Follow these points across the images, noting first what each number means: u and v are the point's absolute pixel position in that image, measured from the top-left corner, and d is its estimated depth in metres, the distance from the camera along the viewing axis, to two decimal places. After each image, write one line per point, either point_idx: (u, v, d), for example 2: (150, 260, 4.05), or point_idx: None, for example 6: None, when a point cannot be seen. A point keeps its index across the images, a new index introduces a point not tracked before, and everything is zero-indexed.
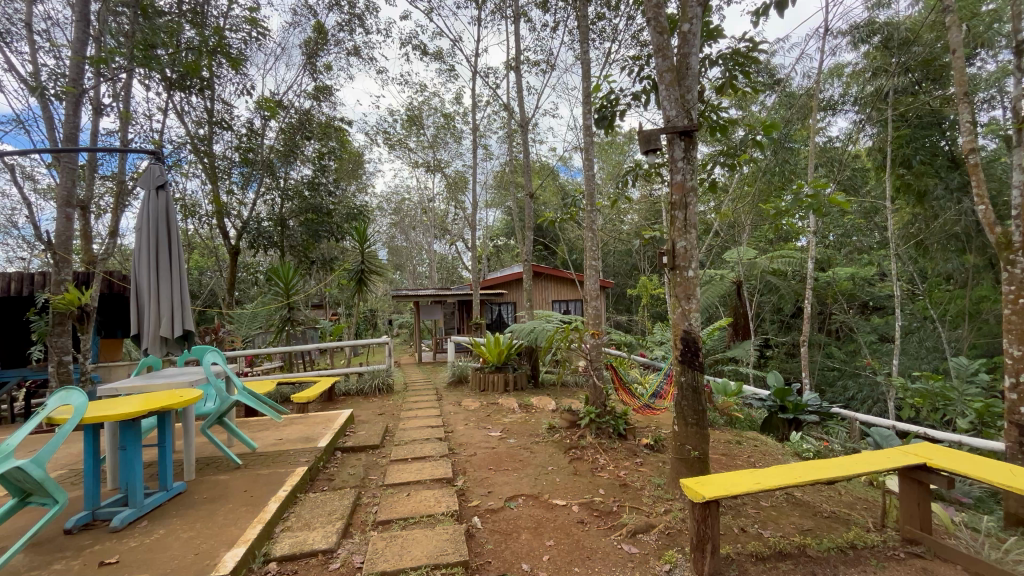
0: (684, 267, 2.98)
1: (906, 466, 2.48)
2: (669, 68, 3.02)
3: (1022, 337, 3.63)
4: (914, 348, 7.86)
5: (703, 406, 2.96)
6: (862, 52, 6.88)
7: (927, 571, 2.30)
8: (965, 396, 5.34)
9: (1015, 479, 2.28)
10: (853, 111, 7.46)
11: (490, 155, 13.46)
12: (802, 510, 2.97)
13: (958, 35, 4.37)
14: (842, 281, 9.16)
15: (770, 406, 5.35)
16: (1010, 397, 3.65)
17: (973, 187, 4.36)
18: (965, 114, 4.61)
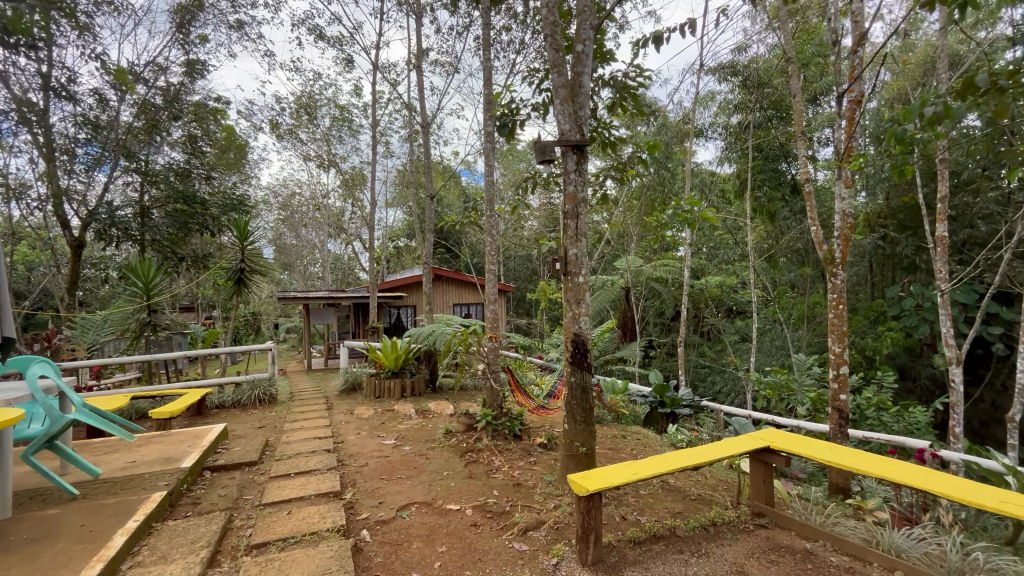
0: (574, 273, 3.13)
1: (754, 449, 2.86)
2: (564, 84, 3.17)
3: (842, 336, 4.38)
4: (767, 346, 9.08)
5: (590, 404, 3.13)
6: (728, 87, 7.85)
7: (770, 539, 2.67)
8: (802, 387, 6.31)
9: (833, 455, 2.74)
10: (720, 138, 8.48)
11: (391, 153, 13.06)
12: (674, 495, 3.28)
13: (797, 82, 5.18)
14: (712, 288, 10.31)
15: (652, 402, 5.85)
16: (834, 387, 4.38)
17: (808, 210, 5.18)
18: (802, 149, 5.46)
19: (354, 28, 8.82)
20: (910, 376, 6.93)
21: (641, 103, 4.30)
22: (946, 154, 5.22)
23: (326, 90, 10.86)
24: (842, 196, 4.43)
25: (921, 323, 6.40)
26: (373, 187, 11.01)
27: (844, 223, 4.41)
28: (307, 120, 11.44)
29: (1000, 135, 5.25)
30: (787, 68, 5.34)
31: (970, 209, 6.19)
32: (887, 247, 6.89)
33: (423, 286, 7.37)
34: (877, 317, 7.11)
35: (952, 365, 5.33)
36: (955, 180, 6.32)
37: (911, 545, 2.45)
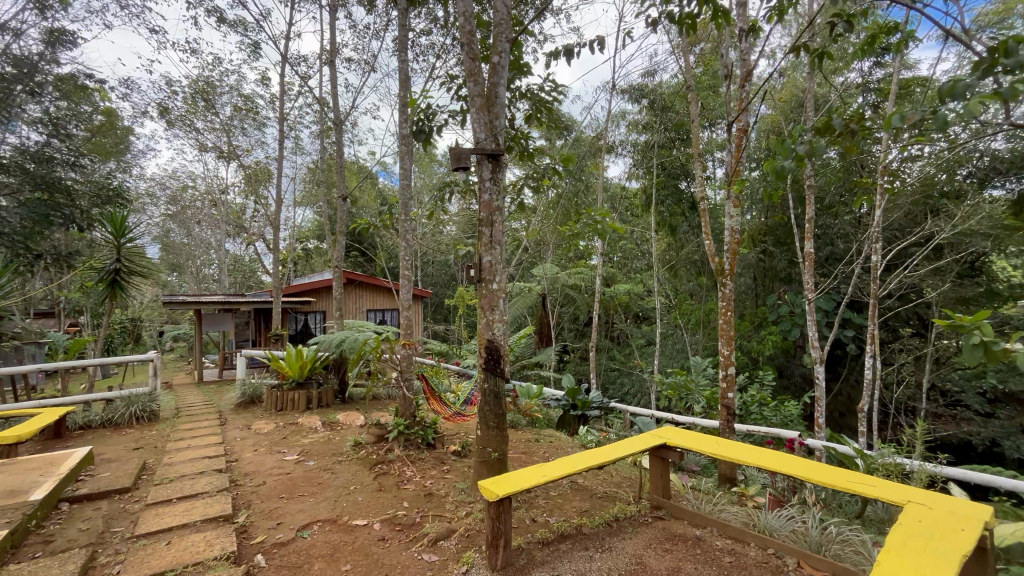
0: (489, 280, 3.17)
1: (653, 446, 3.07)
2: (480, 94, 3.23)
3: (729, 339, 4.86)
4: (669, 350, 9.80)
5: (503, 410, 3.18)
6: (637, 108, 8.42)
7: (667, 530, 2.87)
8: (698, 387, 6.88)
9: (721, 448, 3.02)
10: (629, 156, 9.07)
11: (301, 149, 12.31)
12: (582, 494, 3.42)
13: (695, 108, 5.69)
14: (621, 295, 10.93)
15: (564, 405, 6.06)
16: (723, 385, 4.84)
17: (703, 225, 5.70)
18: (698, 169, 6.00)
19: (261, 15, 8.20)
20: (786, 374, 7.86)
21: (556, 117, 4.46)
22: (812, 181, 6.03)
23: (227, 77, 9.97)
24: (731, 214, 4.93)
25: (793, 328, 7.29)
26: (279, 185, 10.28)
27: (733, 238, 4.91)
28: (203, 107, 10.43)
29: (852, 168, 6.18)
30: (687, 96, 5.84)
31: (830, 229, 7.18)
32: (767, 260, 7.78)
33: (334, 292, 7.00)
34: (760, 323, 7.98)
35: (817, 364, 6.12)
36: (818, 204, 7.30)
37: (781, 524, 2.76)
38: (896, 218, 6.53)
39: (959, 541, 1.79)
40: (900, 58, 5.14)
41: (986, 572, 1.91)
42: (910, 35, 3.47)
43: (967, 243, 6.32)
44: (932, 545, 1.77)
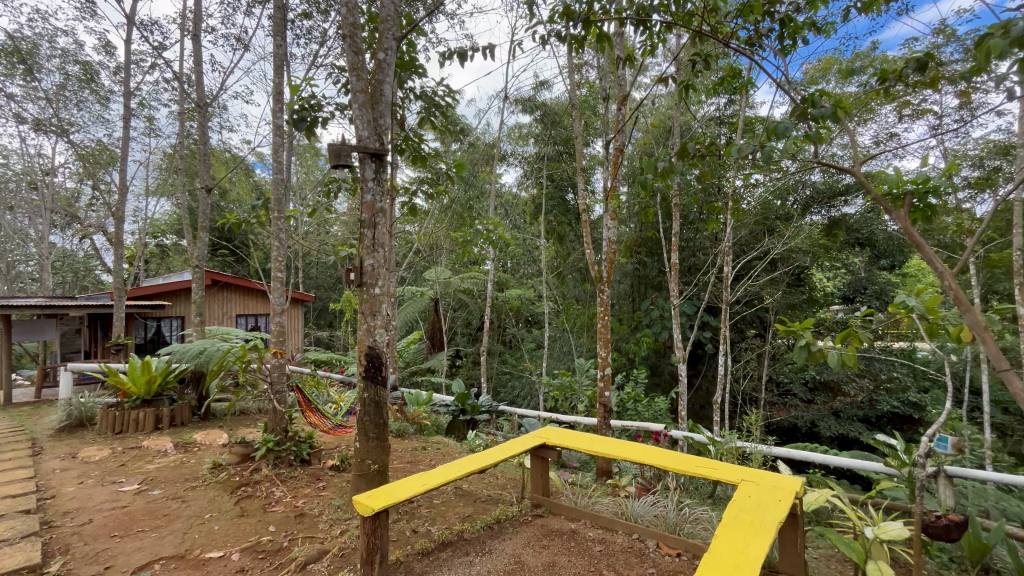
0: (370, 284, 3.05)
1: (533, 447, 3.17)
2: (363, 90, 3.09)
3: (606, 342, 5.23)
4: (556, 352, 10.26)
5: (384, 420, 3.06)
6: (528, 120, 8.75)
7: (545, 526, 2.99)
8: (581, 387, 7.30)
9: (594, 444, 3.22)
10: (520, 165, 9.36)
11: (155, 130, 10.73)
12: (465, 499, 3.42)
13: (579, 125, 6.04)
14: (513, 300, 11.20)
15: (454, 410, 6.03)
16: (601, 385, 5.19)
17: (585, 234, 6.07)
18: (581, 183, 6.36)
19: None
20: (657, 372, 8.67)
21: (447, 120, 4.43)
22: (678, 200, 6.75)
23: (55, 38, 8.34)
24: (608, 227, 5.32)
25: (663, 331, 8.07)
26: (124, 169, 8.82)
27: (610, 248, 5.31)
28: (20, 70, 8.61)
29: (709, 191, 7.03)
30: (572, 112, 6.17)
31: (693, 242, 8.11)
32: (641, 270, 8.55)
33: (193, 295, 6.19)
34: (635, 326, 8.72)
35: (680, 363, 6.85)
36: (682, 220, 8.21)
37: (646, 510, 3.01)
38: (742, 235, 7.56)
39: (778, 510, 2.11)
40: (744, 97, 5.99)
41: (797, 534, 2.27)
42: (751, 80, 4.05)
43: (794, 258, 7.54)
44: (758, 516, 2.07)
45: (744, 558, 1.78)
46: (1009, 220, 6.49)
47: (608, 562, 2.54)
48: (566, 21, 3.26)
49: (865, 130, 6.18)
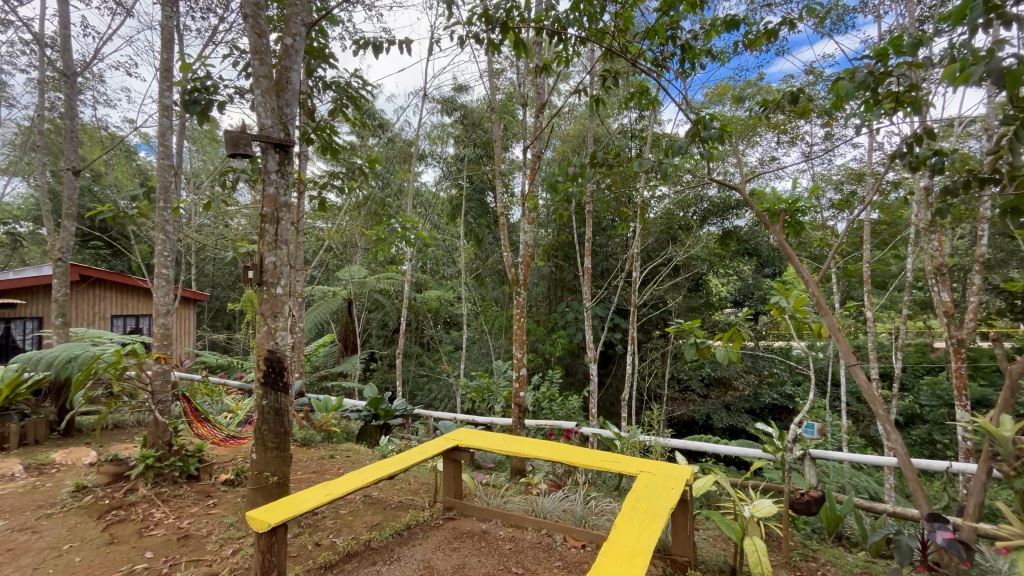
0: (272, 283, 2.85)
1: (446, 450, 3.14)
2: (266, 76, 2.88)
3: (522, 343, 5.32)
4: (474, 354, 10.23)
5: (285, 428, 2.87)
6: (448, 119, 8.67)
7: (457, 529, 2.98)
8: (498, 388, 7.36)
9: (506, 444, 3.26)
10: (440, 165, 9.27)
11: (7, 99, 9.14)
12: (374, 507, 3.30)
13: (499, 128, 6.11)
14: (431, 301, 11.01)
15: (365, 416, 5.78)
16: (516, 385, 5.27)
17: (503, 237, 6.12)
18: (500, 185, 6.39)
19: None
20: (571, 372, 9.00)
21: (362, 114, 4.27)
22: (592, 206, 7.08)
23: None
24: (526, 230, 5.42)
25: (577, 332, 8.39)
26: None
27: (527, 251, 5.42)
28: None
29: (620, 200, 7.44)
30: (493, 116, 6.23)
31: (605, 248, 8.55)
32: (558, 273, 8.83)
33: (54, 293, 5.35)
34: (551, 328, 8.98)
35: (592, 363, 7.16)
36: (596, 226, 8.62)
37: (555, 506, 3.11)
38: (649, 243, 8.10)
39: (670, 497, 2.29)
40: (652, 114, 6.42)
41: (687, 517, 2.47)
42: (657, 98, 4.35)
43: (694, 266, 8.25)
44: (652, 503, 2.22)
45: (636, 544, 1.91)
46: (861, 236, 7.61)
47: (517, 559, 2.59)
48: (485, 24, 3.30)
49: (751, 152, 6.92)
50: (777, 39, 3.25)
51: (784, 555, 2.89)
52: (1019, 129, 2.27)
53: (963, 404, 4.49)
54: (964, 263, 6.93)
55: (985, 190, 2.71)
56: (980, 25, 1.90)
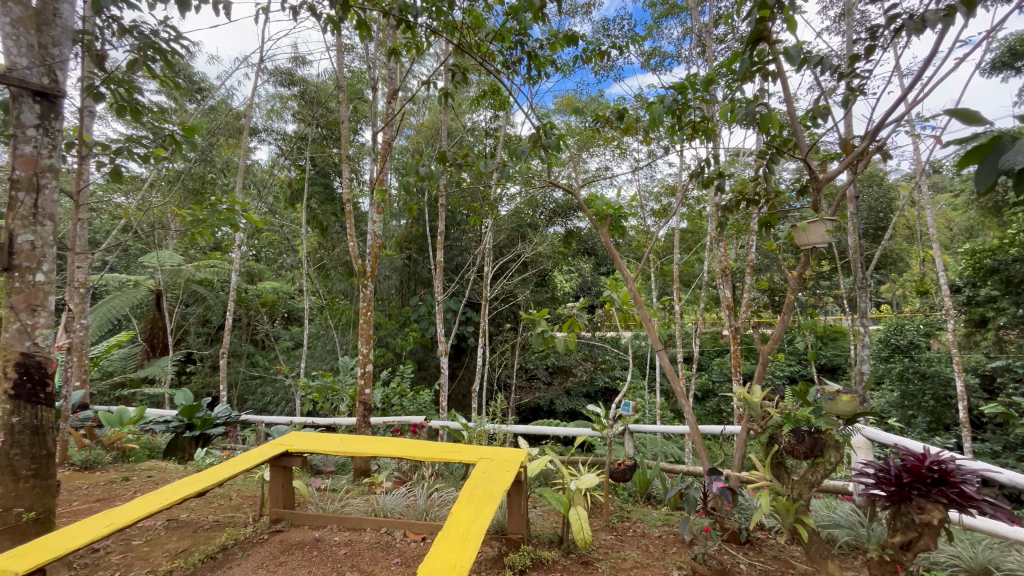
0: (28, 269, 2.24)
1: (273, 456, 2.84)
2: (20, 1, 2.23)
3: (368, 338, 5.08)
4: (317, 352, 9.47)
5: (48, 450, 2.29)
6: (288, 93, 7.83)
7: (284, 541, 2.73)
8: (344, 386, 6.91)
9: (342, 444, 3.07)
10: (278, 144, 8.35)
11: None
12: (181, 531, 2.85)
13: (345, 109, 5.70)
14: (266, 294, 9.87)
15: (175, 427, 4.90)
16: (361, 383, 5.01)
17: (348, 226, 5.74)
18: (347, 170, 5.96)
19: None
20: (423, 367, 8.94)
21: (173, 71, 3.59)
22: (444, 200, 7.07)
23: None
24: (374, 220, 5.17)
25: (430, 326, 8.37)
26: None
27: (375, 243, 5.18)
28: None
29: (473, 195, 7.58)
30: (339, 95, 5.77)
31: (459, 243, 8.71)
32: (411, 266, 8.66)
33: None
34: (403, 322, 8.61)
35: (442, 356, 7.17)
36: (449, 220, 8.67)
37: (396, 503, 3.05)
38: (501, 239, 8.43)
39: (503, 480, 2.41)
40: (504, 114, 6.64)
41: (521, 497, 2.64)
42: (506, 99, 4.52)
43: (541, 262, 8.82)
44: (488, 488, 2.31)
45: (470, 528, 1.98)
46: (672, 241, 8.99)
47: (352, 562, 2.48)
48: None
49: (590, 161, 7.65)
50: (608, 61, 3.63)
51: (604, 519, 3.28)
52: (770, 162, 2.92)
53: (737, 378, 5.61)
54: (742, 267, 8.66)
55: (749, 208, 3.43)
56: (748, 73, 2.39)
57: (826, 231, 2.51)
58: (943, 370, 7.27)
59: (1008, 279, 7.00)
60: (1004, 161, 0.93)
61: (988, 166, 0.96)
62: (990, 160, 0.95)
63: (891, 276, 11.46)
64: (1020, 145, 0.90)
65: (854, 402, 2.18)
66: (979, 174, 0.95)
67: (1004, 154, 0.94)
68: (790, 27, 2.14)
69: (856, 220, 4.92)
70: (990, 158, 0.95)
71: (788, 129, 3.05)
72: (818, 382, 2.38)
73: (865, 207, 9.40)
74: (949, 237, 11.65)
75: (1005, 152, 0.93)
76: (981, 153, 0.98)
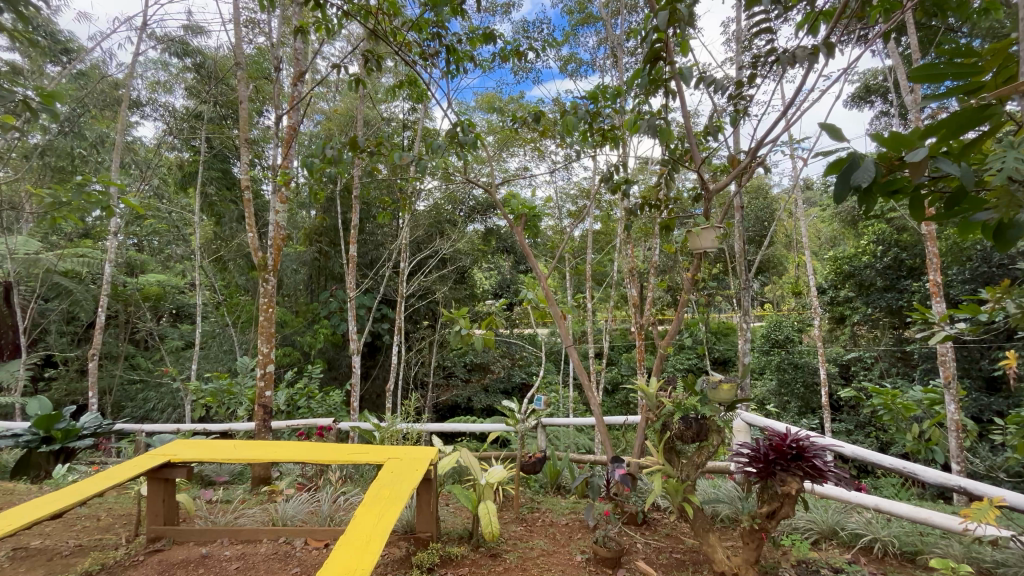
0: None
1: (151, 468, 2.55)
2: None
3: (270, 337, 4.71)
4: (212, 352, 8.62)
5: None
6: (180, 64, 7.03)
7: (165, 561, 2.47)
8: (243, 388, 6.36)
9: (235, 450, 2.84)
10: (165, 120, 7.48)
11: None
12: (33, 561, 2.47)
13: (244, 90, 5.18)
14: (149, 287, 8.80)
15: (27, 442, 4.21)
16: (261, 385, 4.64)
17: (247, 215, 5.29)
18: (245, 154, 5.46)
19: None
20: (334, 366, 8.51)
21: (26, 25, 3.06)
22: (357, 191, 6.76)
23: None
24: (277, 209, 4.81)
25: (341, 322, 7.97)
26: None
27: (278, 234, 4.82)
28: None
29: (389, 188, 7.33)
30: (237, 73, 5.23)
31: (374, 237, 8.38)
32: (322, 260, 8.19)
33: None
34: (312, 319, 8.15)
35: (354, 355, 6.86)
36: (364, 213, 8.32)
37: (297, 510, 2.89)
38: (418, 234, 8.25)
39: (411, 479, 2.38)
40: (423, 107, 6.48)
41: (431, 495, 2.63)
42: (424, 92, 4.41)
43: (459, 259, 8.77)
44: (395, 488, 2.27)
45: (375, 529, 1.93)
46: (586, 242, 9.38)
47: None
48: None
49: (509, 160, 7.74)
50: (525, 62, 3.69)
51: (515, 511, 3.36)
52: (670, 171, 3.15)
53: (642, 371, 6.00)
54: (648, 267, 9.27)
55: (652, 212, 3.68)
56: (652, 87, 2.56)
57: (715, 237, 2.76)
58: (811, 361, 8.33)
59: (861, 283, 8.19)
60: (854, 179, 1.10)
61: (842, 182, 1.12)
62: (843, 177, 1.12)
63: (772, 278, 12.93)
64: (866, 165, 1.08)
65: (733, 390, 2.43)
66: (836, 188, 1.12)
67: (853, 171, 1.12)
68: (688, 49, 2.32)
69: (742, 227, 5.48)
70: (844, 174, 1.12)
71: (685, 142, 3.31)
72: (706, 372, 2.62)
73: (751, 216, 10.50)
74: (818, 245, 13.37)
75: (854, 170, 1.10)
76: (836, 171, 1.15)
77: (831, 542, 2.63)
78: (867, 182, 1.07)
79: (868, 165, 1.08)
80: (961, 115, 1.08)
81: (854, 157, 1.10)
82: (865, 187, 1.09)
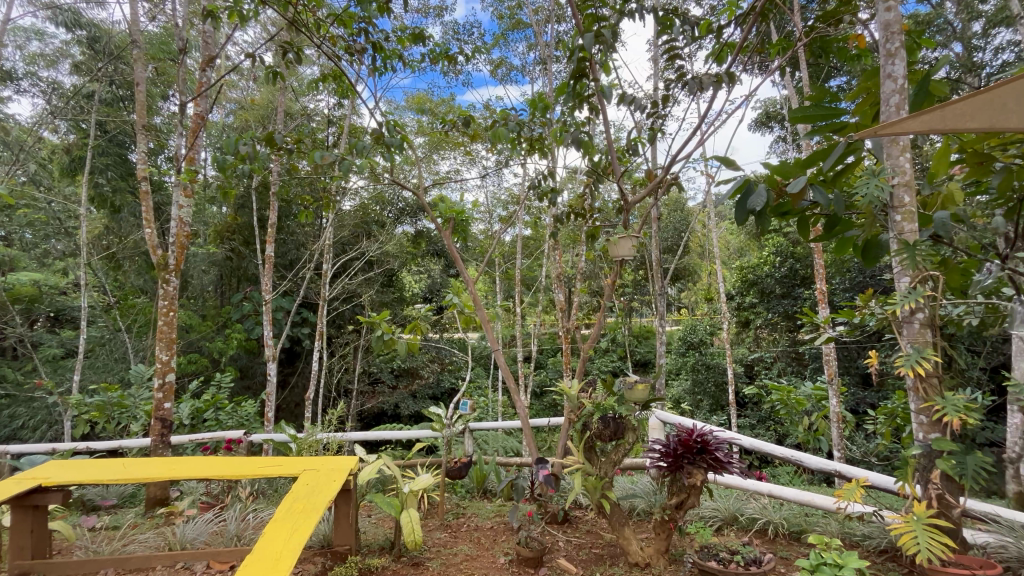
0: None
1: (15, 495, 2.23)
2: None
3: (170, 344, 4.26)
4: (100, 361, 7.67)
5: None
6: (66, 36, 6.23)
7: None
8: (137, 401, 5.71)
9: (123, 470, 2.54)
10: (45, 97, 6.58)
11: None
12: None
13: (143, 71, 4.69)
14: (21, 287, 7.67)
15: None
16: (159, 396, 4.20)
17: (144, 210, 4.79)
18: (143, 141, 4.95)
19: None
20: (247, 374, 7.91)
21: None
22: (276, 187, 6.36)
23: None
24: (181, 204, 4.39)
25: (256, 327, 7.44)
26: None
27: (181, 231, 4.40)
28: None
29: (312, 186, 6.97)
30: (134, 51, 4.71)
31: (294, 236, 7.92)
32: (235, 259, 7.61)
33: None
34: (223, 323, 7.56)
35: (270, 362, 6.42)
36: (284, 211, 7.84)
37: (198, 532, 2.65)
38: (343, 235, 7.92)
39: (327, 490, 2.27)
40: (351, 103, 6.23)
41: (350, 506, 2.52)
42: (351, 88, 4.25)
43: (387, 262, 8.52)
44: (309, 501, 2.15)
45: (286, 545, 1.82)
46: (516, 247, 9.51)
47: None
48: None
49: (440, 163, 7.67)
50: (456, 65, 3.67)
51: (439, 518, 3.31)
52: (595, 181, 3.28)
53: (568, 373, 6.17)
54: (575, 273, 9.58)
55: (577, 221, 3.81)
56: (575, 101, 2.67)
57: (632, 246, 2.92)
58: (720, 362, 9.02)
59: (762, 290, 9.02)
60: (750, 203, 1.25)
61: (741, 205, 1.26)
62: (741, 200, 1.26)
63: (687, 285, 13.88)
64: (759, 192, 1.23)
65: (647, 390, 2.58)
66: (737, 210, 1.26)
67: (749, 196, 1.26)
68: (610, 67, 2.45)
69: (659, 237, 5.83)
70: (743, 199, 1.26)
71: (607, 155, 3.47)
72: (623, 373, 2.75)
73: (669, 227, 11.23)
74: (728, 255, 14.53)
75: (750, 196, 1.25)
76: (736, 195, 1.29)
77: (732, 528, 2.87)
78: (761, 207, 1.22)
79: (761, 192, 1.23)
80: (830, 150, 1.27)
81: (750, 185, 1.25)
82: (759, 210, 1.24)
